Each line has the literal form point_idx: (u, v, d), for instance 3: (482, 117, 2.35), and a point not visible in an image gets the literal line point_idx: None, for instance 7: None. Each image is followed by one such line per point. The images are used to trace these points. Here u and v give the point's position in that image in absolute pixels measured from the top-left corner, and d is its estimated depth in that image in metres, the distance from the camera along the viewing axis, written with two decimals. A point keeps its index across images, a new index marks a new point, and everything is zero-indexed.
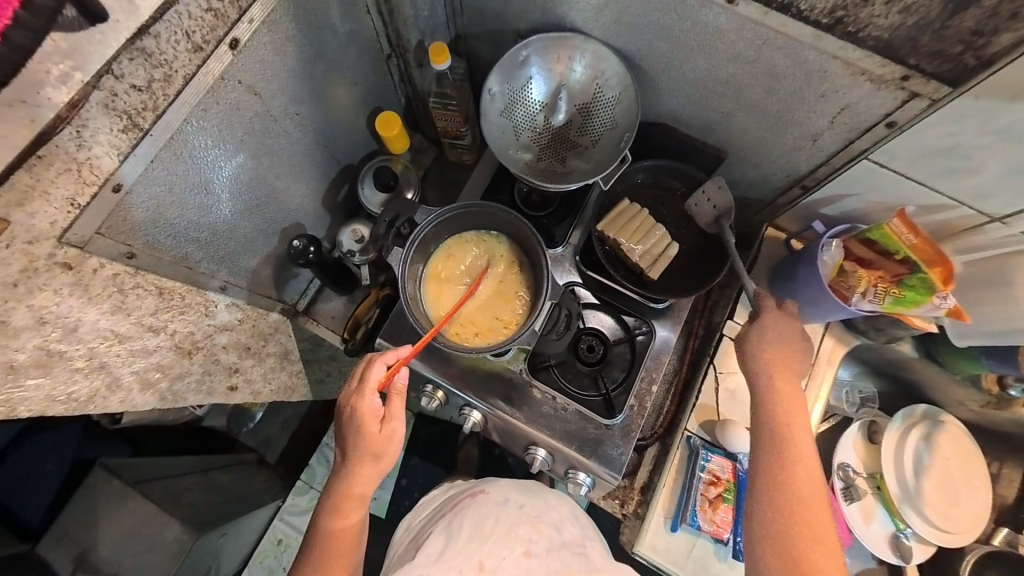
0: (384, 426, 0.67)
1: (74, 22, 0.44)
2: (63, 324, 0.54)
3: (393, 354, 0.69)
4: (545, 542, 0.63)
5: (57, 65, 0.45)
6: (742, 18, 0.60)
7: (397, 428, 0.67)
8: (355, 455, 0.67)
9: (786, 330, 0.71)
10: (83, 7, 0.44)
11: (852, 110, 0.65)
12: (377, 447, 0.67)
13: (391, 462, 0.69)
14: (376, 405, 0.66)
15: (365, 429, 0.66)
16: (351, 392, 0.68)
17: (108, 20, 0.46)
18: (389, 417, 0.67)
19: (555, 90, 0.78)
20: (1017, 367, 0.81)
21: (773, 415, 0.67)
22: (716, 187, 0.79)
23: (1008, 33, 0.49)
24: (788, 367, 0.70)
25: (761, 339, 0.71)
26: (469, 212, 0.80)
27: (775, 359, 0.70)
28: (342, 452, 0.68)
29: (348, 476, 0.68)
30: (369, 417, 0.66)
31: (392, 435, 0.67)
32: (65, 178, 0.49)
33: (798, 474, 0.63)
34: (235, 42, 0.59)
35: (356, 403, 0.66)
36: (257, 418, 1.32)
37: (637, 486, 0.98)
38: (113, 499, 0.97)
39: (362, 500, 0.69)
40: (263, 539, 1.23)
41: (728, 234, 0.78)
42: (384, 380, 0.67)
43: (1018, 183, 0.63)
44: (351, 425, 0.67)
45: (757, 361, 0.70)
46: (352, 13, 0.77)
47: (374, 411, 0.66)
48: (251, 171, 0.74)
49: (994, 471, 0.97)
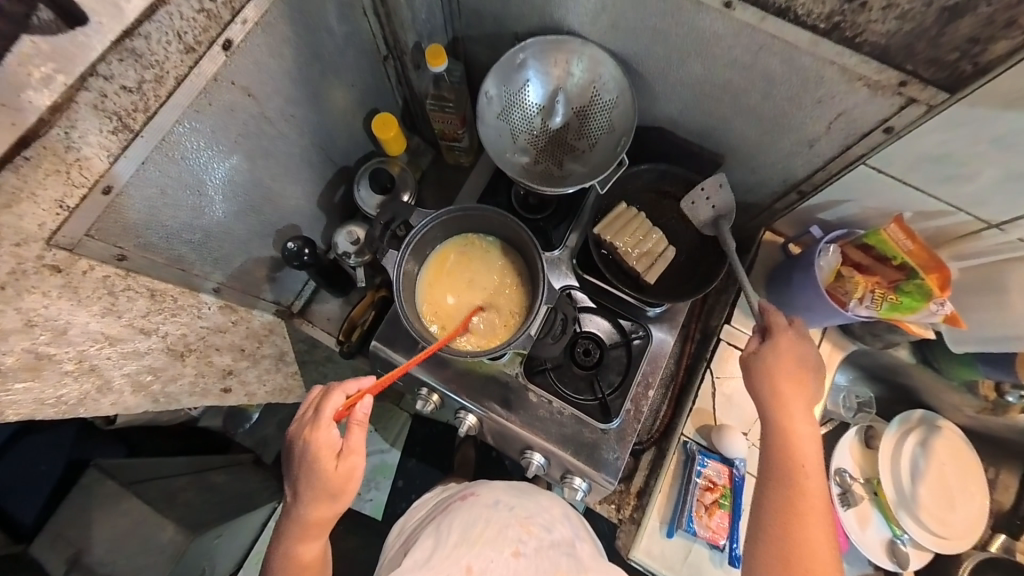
0: (343, 461, 0.65)
1: (53, 25, 0.43)
2: (52, 326, 0.53)
3: (353, 383, 0.68)
4: (534, 542, 0.62)
5: (39, 67, 0.44)
6: (740, 23, 0.60)
7: (355, 463, 0.66)
8: (313, 488, 0.66)
9: (799, 354, 0.69)
10: (63, 11, 0.43)
11: (850, 116, 0.64)
12: (335, 482, 0.66)
13: (350, 496, 0.68)
14: (333, 438, 0.65)
15: (322, 464, 0.65)
16: (308, 423, 0.67)
17: (90, 23, 0.45)
18: (348, 452, 0.66)
19: (553, 93, 0.78)
20: (1012, 373, 0.82)
21: (780, 443, 0.67)
22: (715, 185, 0.79)
23: (1004, 41, 0.49)
24: (798, 392, 0.69)
25: (771, 363, 0.69)
26: (463, 215, 0.79)
27: (785, 384, 0.69)
28: (299, 484, 0.67)
29: (307, 508, 0.67)
30: (326, 450, 0.65)
31: (351, 470, 0.66)
32: (54, 180, 0.49)
33: (806, 504, 0.63)
34: (229, 43, 0.59)
35: (314, 434, 0.65)
36: (254, 418, 1.31)
37: (633, 490, 0.98)
38: (106, 500, 0.97)
39: (322, 529, 0.68)
40: (258, 539, 1.23)
41: (727, 236, 0.78)
42: (342, 411, 0.66)
43: (1016, 189, 0.62)
44: (307, 458, 0.66)
45: (766, 386, 0.69)
46: (348, 15, 0.77)
47: (331, 444, 0.65)
48: (245, 172, 0.73)
49: (991, 476, 0.97)
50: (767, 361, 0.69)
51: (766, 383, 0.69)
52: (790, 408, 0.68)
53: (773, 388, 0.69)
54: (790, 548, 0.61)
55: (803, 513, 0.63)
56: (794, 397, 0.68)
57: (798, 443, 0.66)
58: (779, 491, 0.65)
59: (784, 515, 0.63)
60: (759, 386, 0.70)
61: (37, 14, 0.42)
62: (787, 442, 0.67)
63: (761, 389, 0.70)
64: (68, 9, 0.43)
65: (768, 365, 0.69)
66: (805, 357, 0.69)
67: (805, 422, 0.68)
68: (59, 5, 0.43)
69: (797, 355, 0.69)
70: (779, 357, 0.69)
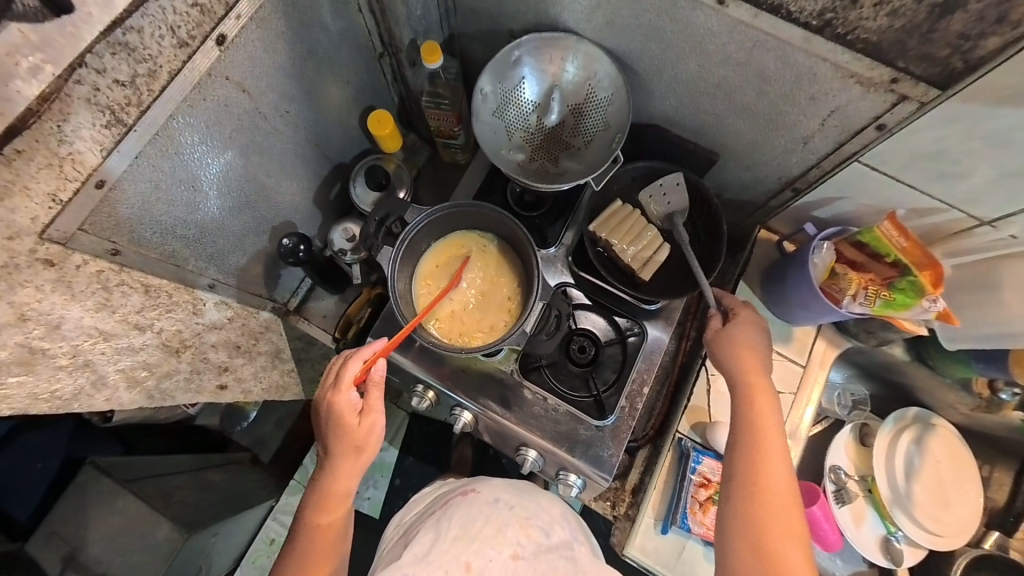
0: (364, 420, 0.67)
1: (36, 12, 0.43)
2: (46, 321, 0.53)
3: (367, 349, 0.69)
4: (533, 546, 0.63)
5: (29, 58, 0.44)
6: (733, 20, 0.60)
7: (377, 420, 0.68)
8: (338, 449, 0.68)
9: (758, 327, 0.72)
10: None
11: (842, 113, 0.65)
12: (360, 441, 0.67)
13: (374, 455, 0.70)
14: (354, 400, 0.66)
15: (346, 425, 0.66)
16: (327, 389, 0.68)
17: (76, 12, 0.45)
18: (369, 410, 0.67)
19: (548, 90, 0.78)
20: (1005, 370, 0.83)
21: (745, 414, 0.67)
22: (673, 183, 0.83)
23: (995, 37, 0.49)
24: (761, 363, 0.70)
25: (732, 333, 0.72)
26: (461, 211, 0.80)
27: (746, 354, 0.70)
28: (325, 448, 0.69)
29: (333, 470, 0.68)
30: (348, 411, 0.66)
31: (373, 427, 0.68)
32: (45, 173, 0.49)
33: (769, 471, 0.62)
34: (223, 38, 0.59)
35: (334, 399, 0.66)
36: (251, 417, 1.28)
37: (628, 488, 0.97)
38: (103, 497, 0.97)
39: (349, 491, 0.69)
40: (256, 538, 1.19)
41: (679, 230, 0.81)
42: (361, 375, 0.67)
43: (1008, 187, 0.63)
44: (330, 420, 0.67)
45: (729, 357, 0.70)
46: (344, 11, 0.77)
47: (352, 406, 0.66)
48: (240, 168, 0.73)
49: (986, 474, 0.97)
50: (727, 332, 0.72)
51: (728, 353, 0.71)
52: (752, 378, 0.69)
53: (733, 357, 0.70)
54: (756, 513, 0.60)
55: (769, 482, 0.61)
56: (756, 367, 0.70)
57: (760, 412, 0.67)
58: (742, 461, 0.64)
59: (750, 482, 0.62)
60: (723, 358, 0.71)
61: (20, 1, 0.42)
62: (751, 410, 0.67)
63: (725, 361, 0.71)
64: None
65: (727, 336, 0.72)
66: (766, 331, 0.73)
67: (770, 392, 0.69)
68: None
69: (756, 328, 0.72)
70: (740, 328, 0.72)
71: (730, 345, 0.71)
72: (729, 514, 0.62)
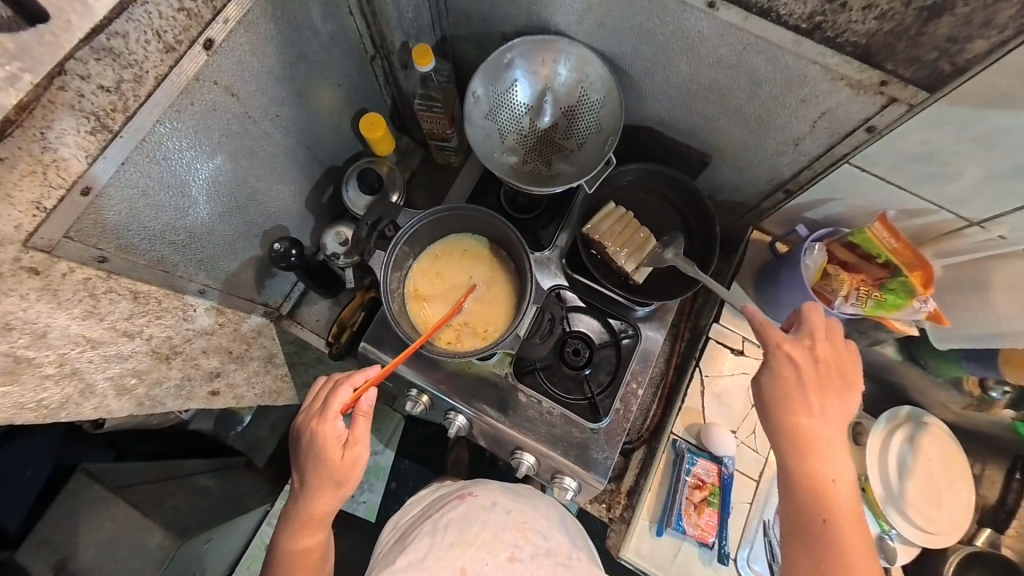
0: (349, 451, 0.67)
1: (11, 22, 0.42)
2: (31, 329, 0.52)
3: (359, 375, 0.69)
4: (530, 548, 0.62)
5: (4, 66, 0.42)
6: (723, 23, 0.60)
7: (362, 452, 0.68)
8: (318, 478, 0.67)
9: (808, 359, 0.65)
10: (21, 8, 0.41)
11: (833, 115, 0.65)
12: (341, 472, 0.67)
13: (354, 486, 0.70)
14: (340, 430, 0.66)
15: (329, 455, 0.66)
16: (313, 415, 0.68)
17: (53, 21, 0.43)
18: (353, 441, 0.67)
19: (541, 92, 0.78)
20: (995, 370, 0.83)
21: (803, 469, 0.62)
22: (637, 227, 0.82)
23: (982, 40, 0.49)
24: (822, 422, 0.63)
25: (780, 392, 0.65)
26: (454, 214, 0.79)
27: (802, 417, 0.63)
28: (304, 475, 0.68)
29: (311, 497, 0.68)
30: (332, 442, 0.66)
31: (357, 460, 0.67)
32: (29, 181, 0.48)
33: (846, 557, 0.58)
34: (210, 42, 0.58)
35: (319, 427, 0.66)
36: (246, 421, 1.32)
37: (623, 490, 0.98)
38: (94, 504, 0.96)
39: (325, 517, 0.70)
40: (251, 543, 1.22)
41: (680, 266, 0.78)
42: (349, 404, 0.67)
43: (996, 188, 0.63)
44: (313, 449, 0.66)
45: (782, 425, 0.64)
46: (334, 14, 0.77)
47: (337, 435, 0.66)
48: (230, 173, 0.73)
49: (977, 471, 0.97)
50: (773, 390, 0.65)
51: (778, 415, 0.64)
52: (814, 445, 0.62)
53: (783, 419, 0.64)
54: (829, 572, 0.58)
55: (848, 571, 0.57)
56: (816, 432, 0.63)
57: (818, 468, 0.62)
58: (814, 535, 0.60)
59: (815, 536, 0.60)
60: (774, 422, 0.65)
61: None
62: (817, 484, 0.61)
63: (777, 428, 0.64)
64: (28, 6, 0.42)
65: (773, 392, 0.65)
66: (824, 380, 0.64)
67: (835, 457, 0.62)
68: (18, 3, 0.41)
69: (810, 379, 0.64)
70: (792, 383, 0.64)
71: (780, 407, 0.64)
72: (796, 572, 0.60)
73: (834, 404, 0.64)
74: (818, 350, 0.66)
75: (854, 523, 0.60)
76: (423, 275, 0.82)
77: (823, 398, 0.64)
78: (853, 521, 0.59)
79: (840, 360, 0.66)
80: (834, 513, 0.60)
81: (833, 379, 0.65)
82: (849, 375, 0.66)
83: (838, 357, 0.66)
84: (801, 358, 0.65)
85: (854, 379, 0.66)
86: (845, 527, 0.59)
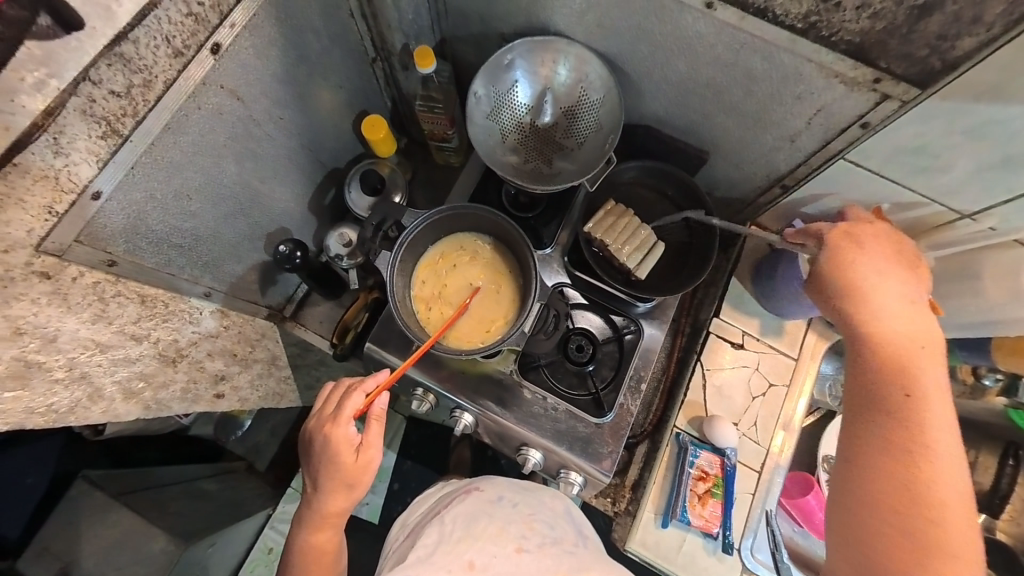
0: (362, 455, 0.67)
1: (49, 31, 0.43)
2: (41, 334, 0.52)
3: (370, 380, 0.70)
4: (537, 539, 0.63)
5: (32, 72, 0.44)
6: (720, 22, 0.61)
7: (374, 456, 0.68)
8: (331, 482, 0.68)
9: (881, 249, 0.66)
10: (57, 15, 0.43)
11: (828, 111, 0.67)
12: (353, 475, 0.67)
13: (366, 488, 0.70)
14: (353, 434, 0.66)
15: (342, 460, 0.66)
16: (325, 420, 0.68)
17: (86, 28, 0.45)
18: (367, 445, 0.68)
19: (541, 93, 0.79)
20: (989, 358, 0.86)
21: (876, 349, 0.60)
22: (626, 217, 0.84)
23: (970, 37, 0.51)
24: (893, 302, 0.62)
25: (836, 270, 0.65)
26: (458, 214, 0.80)
27: (879, 297, 0.62)
28: (317, 480, 0.68)
29: (324, 500, 0.69)
30: (345, 446, 0.66)
31: (369, 463, 0.68)
32: (40, 186, 0.48)
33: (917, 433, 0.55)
34: (217, 46, 0.59)
35: (332, 432, 0.66)
36: (246, 425, 1.31)
37: (627, 483, 0.98)
38: (97, 511, 0.95)
39: (338, 519, 0.70)
40: (252, 548, 1.24)
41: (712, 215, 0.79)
42: (362, 408, 0.68)
43: (988, 180, 0.65)
44: (326, 455, 0.66)
45: (846, 302, 0.64)
46: (335, 16, 0.77)
47: (350, 440, 0.66)
48: (234, 175, 0.73)
49: (970, 458, 0.99)
50: (838, 272, 0.65)
51: (852, 296, 0.63)
52: (882, 323, 0.61)
53: (858, 303, 0.63)
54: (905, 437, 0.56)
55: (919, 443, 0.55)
56: (879, 305, 0.62)
57: (893, 343, 0.60)
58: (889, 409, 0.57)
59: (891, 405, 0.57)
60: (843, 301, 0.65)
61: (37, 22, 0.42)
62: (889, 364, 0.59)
63: (843, 305, 0.64)
64: (63, 13, 0.43)
65: (842, 276, 0.65)
66: (893, 265, 0.64)
67: (906, 331, 0.60)
68: (54, 10, 0.42)
69: (884, 263, 0.64)
70: (864, 267, 0.64)
71: (834, 281, 0.65)
72: (864, 439, 0.58)
73: (912, 287, 0.63)
74: (883, 240, 0.67)
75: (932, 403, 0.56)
76: (454, 246, 0.84)
77: (899, 284, 0.63)
78: (939, 398, 0.56)
79: (904, 258, 0.65)
80: (912, 381, 0.57)
81: (905, 267, 0.64)
82: (917, 268, 0.65)
83: (902, 253, 0.66)
84: (862, 241, 0.67)
85: (926, 278, 0.65)
86: (924, 402, 0.56)
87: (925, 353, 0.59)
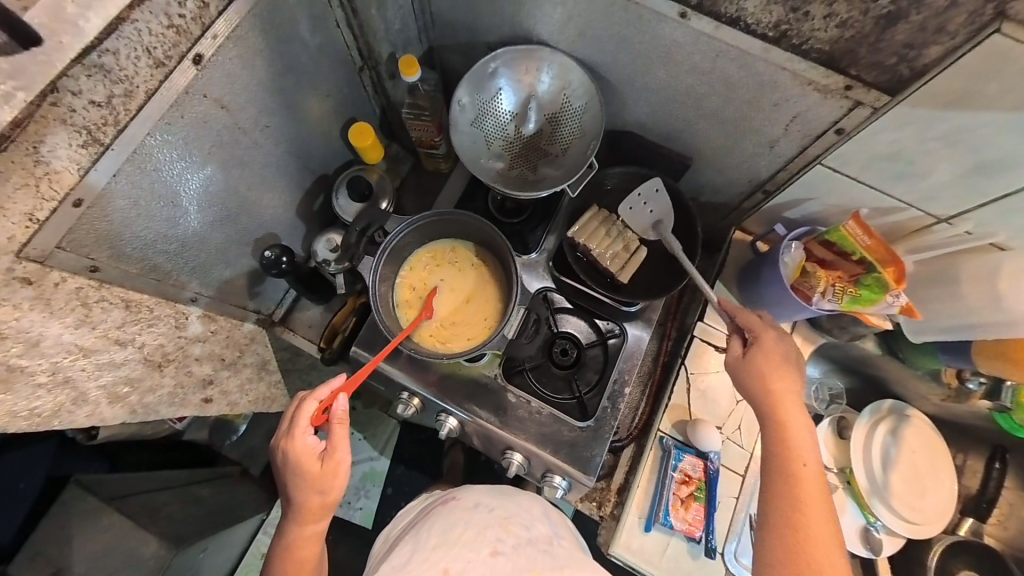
0: (329, 460, 0.67)
1: (7, 45, 0.43)
2: (25, 338, 0.53)
3: (324, 388, 0.69)
4: (513, 540, 0.63)
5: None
6: (696, 31, 0.63)
7: (342, 458, 0.68)
8: (303, 490, 0.68)
9: (781, 340, 0.72)
10: (15, 31, 0.43)
11: (804, 117, 0.67)
12: (324, 480, 0.68)
13: (342, 490, 0.70)
14: (313, 442, 0.67)
15: (308, 467, 0.66)
16: (283, 433, 0.68)
17: (44, 41, 0.45)
18: (332, 449, 0.67)
19: (525, 100, 0.81)
20: (971, 361, 0.85)
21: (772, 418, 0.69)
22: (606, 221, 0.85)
23: (936, 46, 0.52)
24: (786, 383, 0.70)
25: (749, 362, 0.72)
26: (442, 220, 0.81)
27: (774, 379, 0.70)
28: (289, 490, 0.69)
29: (300, 509, 0.69)
30: (307, 455, 0.66)
31: (339, 467, 0.68)
32: (23, 193, 0.49)
33: (805, 494, 0.63)
34: (199, 57, 0.60)
35: (290, 443, 0.66)
36: (240, 430, 1.32)
37: (614, 487, 0.98)
38: (90, 515, 0.95)
39: (319, 525, 0.71)
40: (246, 552, 1.24)
41: (670, 240, 0.81)
42: (318, 416, 0.68)
43: (962, 185, 0.66)
44: (290, 465, 0.67)
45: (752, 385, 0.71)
46: (322, 27, 0.78)
47: (312, 448, 0.67)
48: (221, 182, 0.74)
49: (959, 462, 0.99)
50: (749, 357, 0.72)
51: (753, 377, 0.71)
52: (781, 400, 0.69)
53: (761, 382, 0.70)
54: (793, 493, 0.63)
55: (806, 505, 0.63)
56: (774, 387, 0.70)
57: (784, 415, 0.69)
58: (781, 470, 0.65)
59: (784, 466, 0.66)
60: (747, 383, 0.72)
61: None
62: (781, 434, 0.68)
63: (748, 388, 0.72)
64: (20, 28, 0.43)
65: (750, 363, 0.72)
66: (788, 353, 0.72)
67: (790, 407, 0.69)
68: (12, 26, 0.43)
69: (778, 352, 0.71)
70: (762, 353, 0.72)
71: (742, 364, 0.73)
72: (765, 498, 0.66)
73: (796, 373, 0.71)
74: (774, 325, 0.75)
75: (812, 468, 0.65)
76: (468, 253, 0.85)
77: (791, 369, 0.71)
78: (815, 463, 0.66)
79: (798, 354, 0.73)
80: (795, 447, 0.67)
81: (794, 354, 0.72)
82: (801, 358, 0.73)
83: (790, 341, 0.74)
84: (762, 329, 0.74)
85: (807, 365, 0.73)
86: (803, 466, 0.65)
87: (803, 426, 0.68)
